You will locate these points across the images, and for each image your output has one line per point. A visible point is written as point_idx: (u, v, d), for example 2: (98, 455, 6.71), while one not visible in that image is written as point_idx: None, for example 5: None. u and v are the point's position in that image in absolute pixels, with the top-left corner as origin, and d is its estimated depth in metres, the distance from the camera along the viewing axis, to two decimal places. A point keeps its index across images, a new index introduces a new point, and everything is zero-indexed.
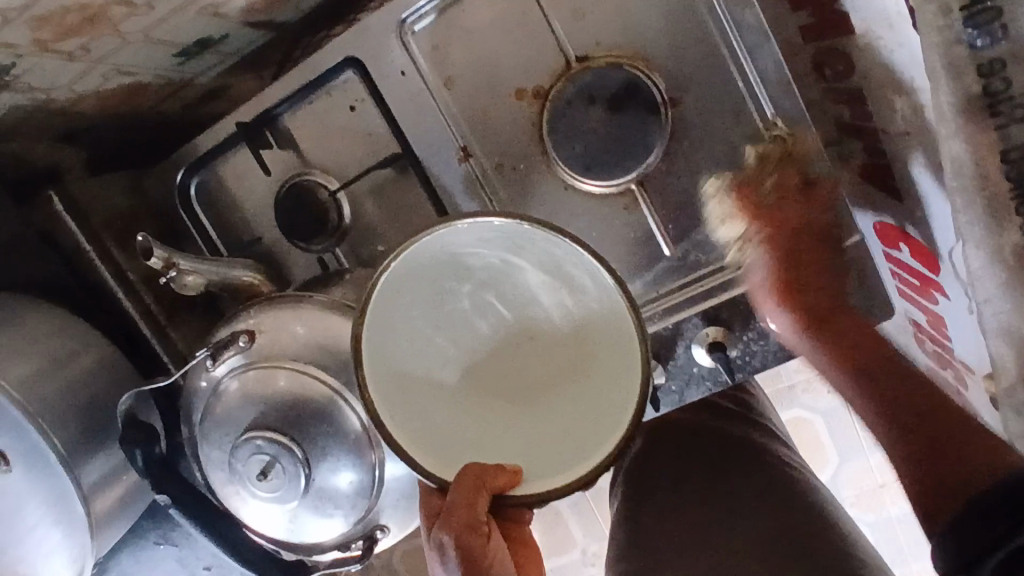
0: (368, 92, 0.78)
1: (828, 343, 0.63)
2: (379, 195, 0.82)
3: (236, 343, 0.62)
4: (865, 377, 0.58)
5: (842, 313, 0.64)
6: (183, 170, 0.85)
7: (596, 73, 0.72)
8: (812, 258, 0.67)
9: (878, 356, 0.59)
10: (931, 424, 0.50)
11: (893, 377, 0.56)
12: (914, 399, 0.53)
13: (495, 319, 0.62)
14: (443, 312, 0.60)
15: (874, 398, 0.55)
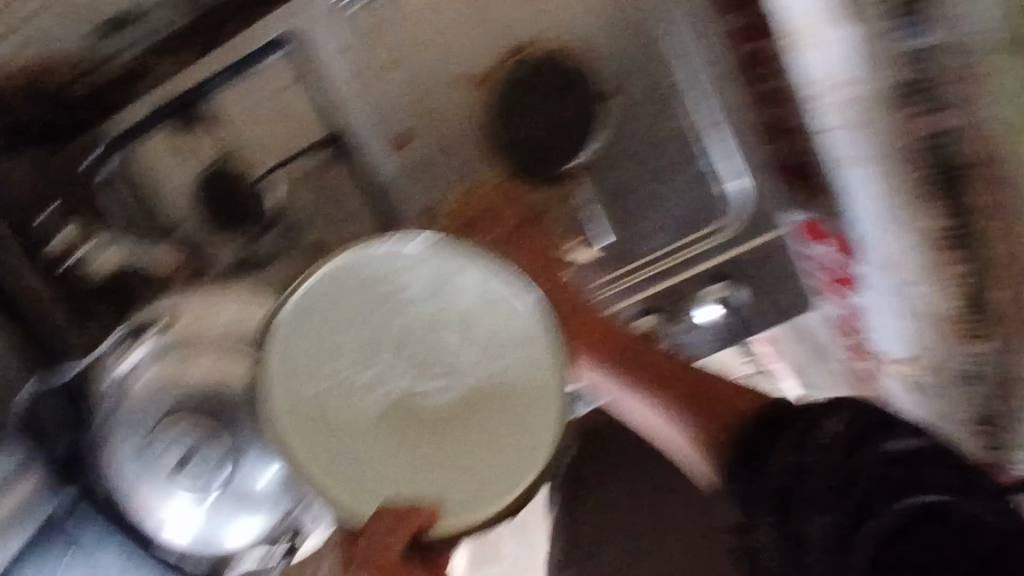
0: (296, 74, 0.75)
1: (612, 364, 0.63)
2: (306, 181, 0.77)
3: (156, 326, 0.58)
4: (684, 409, 0.62)
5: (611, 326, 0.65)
6: (97, 147, 0.77)
7: (533, 68, 0.75)
8: (587, 317, 0.64)
9: (685, 380, 0.64)
10: (678, 378, 0.63)
11: (666, 368, 0.64)
12: (707, 394, 0.62)
13: (395, 339, 0.49)
14: (345, 339, 0.49)
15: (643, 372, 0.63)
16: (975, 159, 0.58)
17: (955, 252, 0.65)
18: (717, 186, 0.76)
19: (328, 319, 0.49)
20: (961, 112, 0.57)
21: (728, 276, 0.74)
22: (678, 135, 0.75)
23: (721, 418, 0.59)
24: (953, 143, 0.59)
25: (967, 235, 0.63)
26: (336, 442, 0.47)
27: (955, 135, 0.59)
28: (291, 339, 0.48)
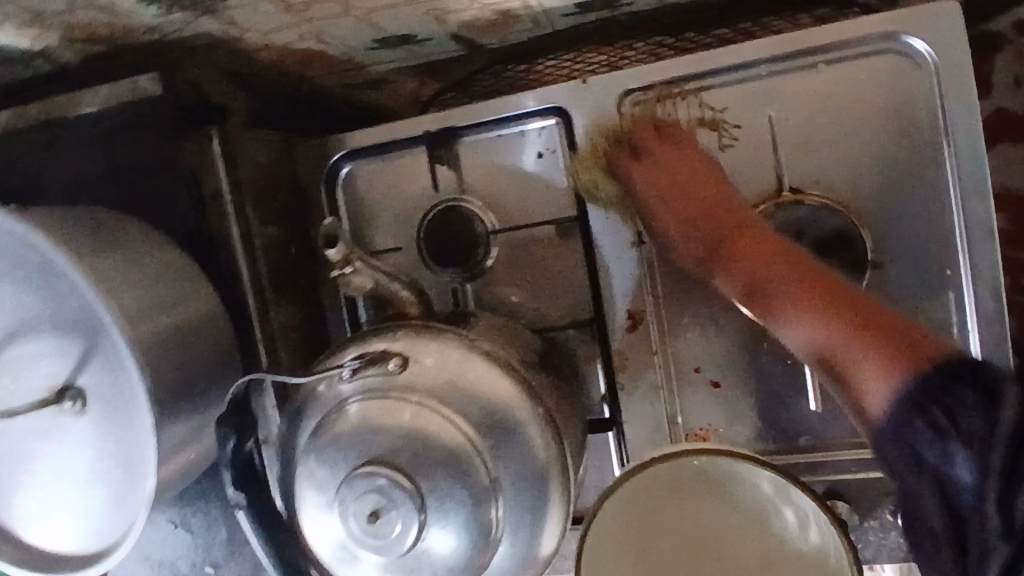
0: (562, 146, 0.75)
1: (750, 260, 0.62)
2: (529, 247, 0.77)
3: (386, 364, 0.56)
4: (831, 320, 0.54)
5: (742, 212, 0.66)
6: (341, 153, 0.80)
7: (806, 213, 0.68)
8: (695, 188, 0.68)
9: (848, 300, 0.54)
10: (846, 299, 0.54)
11: (837, 293, 0.55)
12: (846, 304, 0.54)
13: (691, 532, 0.59)
14: (648, 522, 0.59)
15: (808, 290, 0.56)
16: None
17: None
18: None
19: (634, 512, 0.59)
20: None
21: None
22: (927, 331, 0.69)
23: (862, 364, 0.51)
24: None
25: None
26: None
27: None
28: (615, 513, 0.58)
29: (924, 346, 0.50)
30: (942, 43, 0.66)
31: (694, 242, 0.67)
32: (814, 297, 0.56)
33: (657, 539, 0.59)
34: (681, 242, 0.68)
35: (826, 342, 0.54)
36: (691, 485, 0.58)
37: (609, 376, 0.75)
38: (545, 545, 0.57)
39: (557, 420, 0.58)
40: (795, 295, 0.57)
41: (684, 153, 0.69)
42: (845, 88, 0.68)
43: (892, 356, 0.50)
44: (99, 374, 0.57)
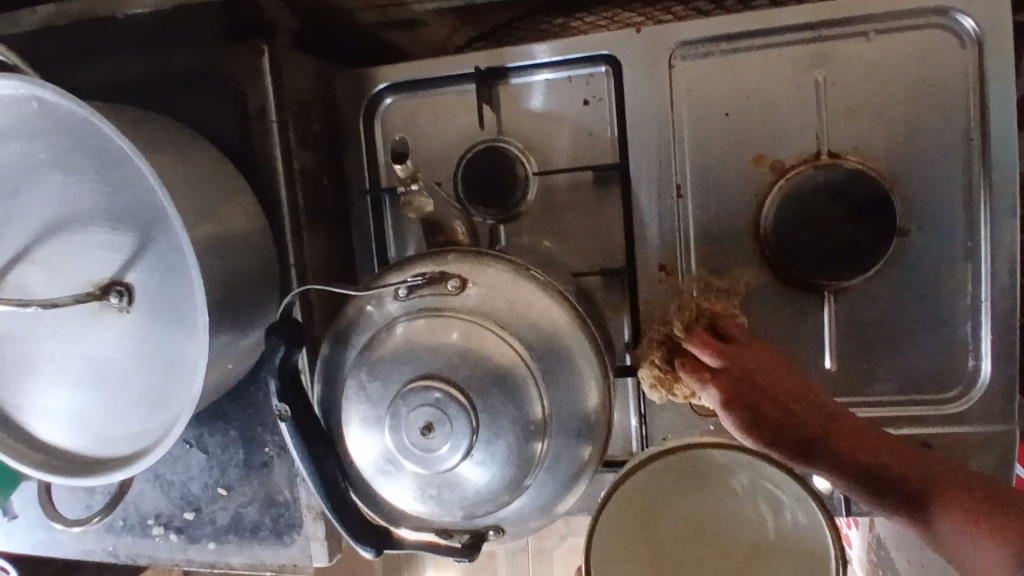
0: (610, 94, 0.76)
1: (787, 424, 0.60)
2: (568, 192, 0.78)
3: (444, 283, 0.57)
4: (873, 495, 0.57)
5: (795, 394, 0.62)
6: (385, 83, 0.80)
7: (844, 173, 0.70)
8: (779, 384, 0.63)
9: (883, 446, 0.58)
10: (912, 483, 0.56)
11: (853, 444, 0.58)
12: (954, 482, 0.55)
13: (697, 523, 0.57)
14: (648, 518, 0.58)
15: (851, 464, 0.58)
16: None
17: None
18: (968, 360, 0.73)
19: (637, 505, 0.58)
20: None
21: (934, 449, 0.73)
22: (944, 301, 0.72)
23: (945, 503, 0.54)
24: None
25: None
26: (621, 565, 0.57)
27: None
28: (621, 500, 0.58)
29: (1020, 504, 0.52)
30: (988, 23, 0.68)
31: (734, 415, 0.62)
32: (874, 468, 0.57)
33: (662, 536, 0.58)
34: (721, 413, 0.62)
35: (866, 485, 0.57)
36: (699, 475, 0.57)
37: (635, 324, 0.77)
38: (580, 473, 0.58)
39: (602, 350, 0.59)
40: (841, 451, 0.58)
41: (756, 356, 0.64)
42: (891, 57, 0.71)
43: (991, 520, 0.51)
44: (149, 272, 0.55)
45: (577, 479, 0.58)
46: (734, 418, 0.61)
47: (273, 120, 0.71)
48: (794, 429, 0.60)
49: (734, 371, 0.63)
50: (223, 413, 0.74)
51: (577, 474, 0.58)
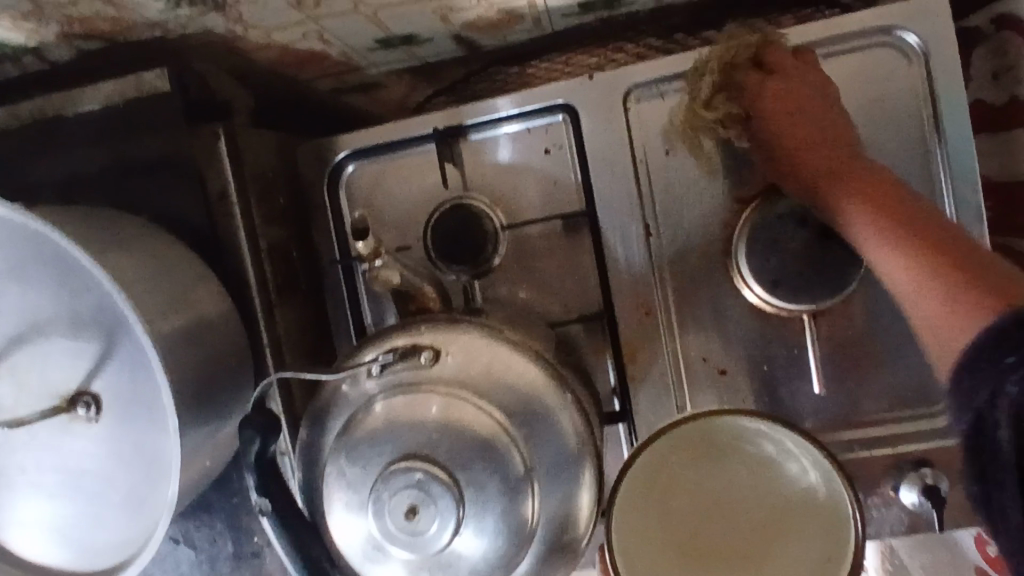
0: (570, 141, 0.76)
1: (896, 245, 0.53)
2: (538, 243, 0.78)
3: (416, 357, 0.56)
4: (975, 308, 0.46)
5: (798, 122, 0.64)
6: (346, 151, 0.80)
7: None
8: (787, 96, 0.65)
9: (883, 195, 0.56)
10: (954, 247, 0.50)
11: (933, 241, 0.51)
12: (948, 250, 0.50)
13: (713, 496, 0.58)
14: (671, 488, 0.57)
15: (881, 224, 0.55)
16: None
17: None
18: None
19: (659, 476, 0.57)
20: None
21: (932, 464, 0.73)
22: None
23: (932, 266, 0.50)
24: None
25: None
26: (648, 542, 0.56)
27: None
28: (644, 476, 0.56)
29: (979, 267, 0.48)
30: (934, 40, 0.70)
31: (795, 129, 0.64)
32: (908, 213, 0.54)
33: (678, 520, 0.57)
34: (884, 255, 0.54)
35: (881, 224, 0.55)
36: (715, 445, 0.57)
37: (620, 367, 0.76)
38: (579, 531, 0.57)
39: (582, 404, 0.58)
40: (858, 190, 0.58)
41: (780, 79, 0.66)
42: (842, 78, 0.72)
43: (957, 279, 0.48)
44: (116, 376, 0.55)
45: (576, 540, 0.57)
46: (853, 201, 0.58)
47: (235, 202, 0.70)
48: (930, 292, 0.49)
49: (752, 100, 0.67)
50: (208, 503, 0.72)
51: (576, 534, 0.57)
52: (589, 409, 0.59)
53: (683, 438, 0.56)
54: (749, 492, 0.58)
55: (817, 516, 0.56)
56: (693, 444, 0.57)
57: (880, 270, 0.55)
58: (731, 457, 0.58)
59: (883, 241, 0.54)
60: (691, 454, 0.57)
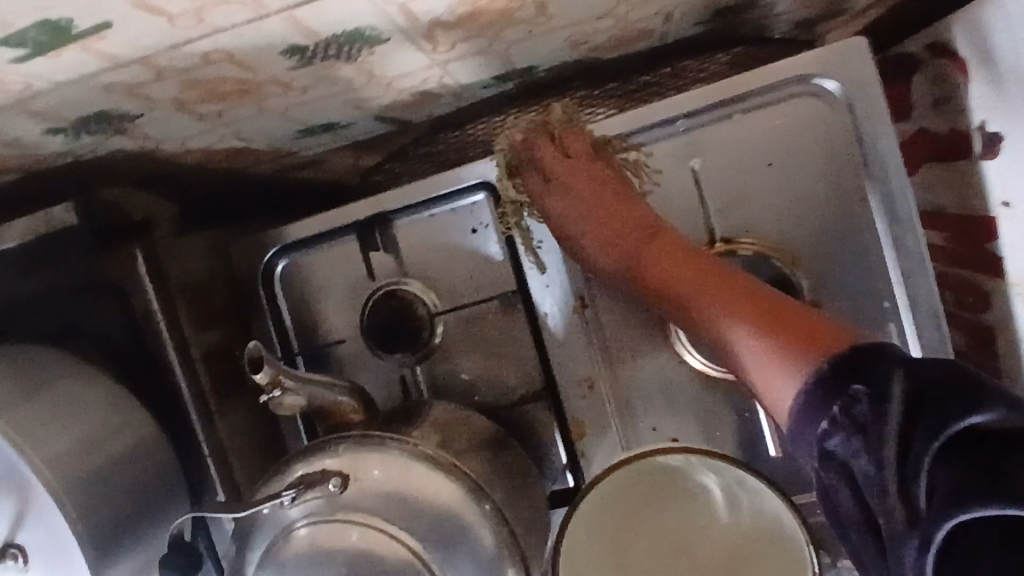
0: (495, 219, 0.75)
1: (745, 323, 0.59)
2: (475, 323, 0.77)
3: (327, 484, 0.55)
4: (798, 367, 0.53)
5: (630, 205, 0.71)
6: (275, 248, 0.79)
7: (740, 263, 0.69)
8: (599, 178, 0.72)
9: (694, 273, 0.65)
10: (773, 305, 0.59)
11: (810, 334, 0.54)
12: (778, 318, 0.57)
13: (668, 538, 0.54)
14: (622, 533, 0.55)
15: (719, 300, 0.62)
16: None
17: None
18: None
19: (606, 520, 0.54)
20: None
21: None
22: None
23: (778, 337, 0.56)
24: None
25: None
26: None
27: None
28: (590, 518, 0.54)
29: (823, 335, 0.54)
30: (855, 85, 0.67)
31: (619, 240, 0.70)
32: (730, 291, 0.62)
33: (632, 563, 0.54)
34: (742, 340, 0.58)
35: (724, 302, 0.61)
36: (663, 485, 0.55)
37: (568, 444, 0.74)
38: None
39: (501, 509, 0.59)
40: (713, 284, 0.63)
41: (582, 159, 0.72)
42: (765, 130, 0.69)
43: (800, 349, 0.54)
44: (37, 526, 0.55)
45: None
46: (729, 321, 0.61)
47: (160, 320, 0.70)
48: (770, 348, 0.56)
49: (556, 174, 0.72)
50: None
51: None
52: (511, 513, 0.61)
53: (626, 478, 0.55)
54: (704, 535, 0.54)
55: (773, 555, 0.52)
56: (637, 483, 0.55)
57: (733, 362, 0.61)
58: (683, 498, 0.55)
59: (739, 326, 0.59)
60: (638, 493, 0.55)
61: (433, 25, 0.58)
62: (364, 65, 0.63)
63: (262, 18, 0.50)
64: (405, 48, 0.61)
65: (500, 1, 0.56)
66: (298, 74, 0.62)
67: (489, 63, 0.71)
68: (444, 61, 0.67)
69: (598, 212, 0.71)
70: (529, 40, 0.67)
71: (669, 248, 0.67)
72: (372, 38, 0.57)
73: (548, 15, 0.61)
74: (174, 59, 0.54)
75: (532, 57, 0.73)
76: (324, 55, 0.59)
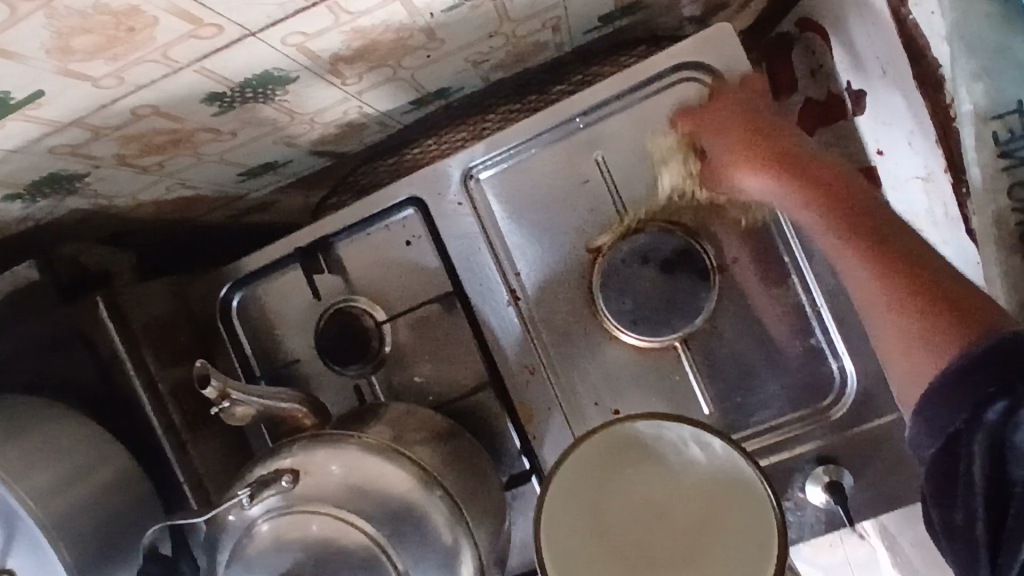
0: (425, 230, 0.81)
1: (866, 252, 0.60)
2: (423, 329, 0.83)
3: (280, 482, 0.60)
4: (949, 344, 0.52)
5: (779, 134, 0.70)
6: (229, 284, 0.86)
7: (647, 239, 0.75)
8: (725, 122, 0.72)
9: (865, 212, 0.63)
10: (914, 263, 0.58)
11: (928, 281, 0.56)
12: (920, 278, 0.57)
13: (644, 504, 0.57)
14: (598, 505, 0.57)
15: (825, 214, 0.64)
16: None
17: None
18: (832, 364, 0.75)
19: (583, 491, 0.58)
20: None
21: (830, 459, 0.74)
22: (790, 317, 0.75)
23: (906, 288, 0.57)
24: None
25: None
26: (581, 560, 0.56)
27: None
28: (565, 492, 0.58)
29: (973, 311, 0.53)
30: (726, 66, 0.75)
31: (726, 144, 0.71)
32: (871, 233, 0.61)
33: (610, 529, 0.57)
34: (856, 265, 0.61)
35: (844, 226, 0.63)
36: (635, 450, 0.59)
37: (519, 429, 0.80)
38: None
39: (449, 490, 0.65)
40: (821, 200, 0.65)
41: (725, 104, 0.73)
42: (656, 117, 0.76)
43: (948, 325, 0.53)
44: (25, 553, 0.62)
45: None
46: (821, 218, 0.65)
47: (126, 360, 0.75)
48: (906, 314, 0.56)
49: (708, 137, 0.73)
50: None
51: None
52: (462, 497, 0.66)
53: (596, 447, 0.59)
54: (675, 495, 0.57)
55: (732, 499, 0.56)
56: (610, 449, 0.59)
57: (857, 292, 0.62)
58: (653, 461, 0.58)
59: (866, 264, 0.60)
60: (611, 459, 0.59)
61: (336, 60, 0.65)
62: (282, 104, 0.70)
63: (176, 72, 0.57)
64: (316, 83, 0.68)
65: (389, 31, 0.63)
66: (223, 119, 0.68)
67: (402, 89, 0.78)
68: (358, 92, 0.74)
69: (742, 133, 0.70)
70: (431, 64, 0.74)
71: (755, 151, 0.69)
72: (281, 78, 0.64)
73: (439, 39, 0.68)
74: (106, 118, 0.61)
75: (439, 80, 0.80)
76: (242, 98, 0.65)
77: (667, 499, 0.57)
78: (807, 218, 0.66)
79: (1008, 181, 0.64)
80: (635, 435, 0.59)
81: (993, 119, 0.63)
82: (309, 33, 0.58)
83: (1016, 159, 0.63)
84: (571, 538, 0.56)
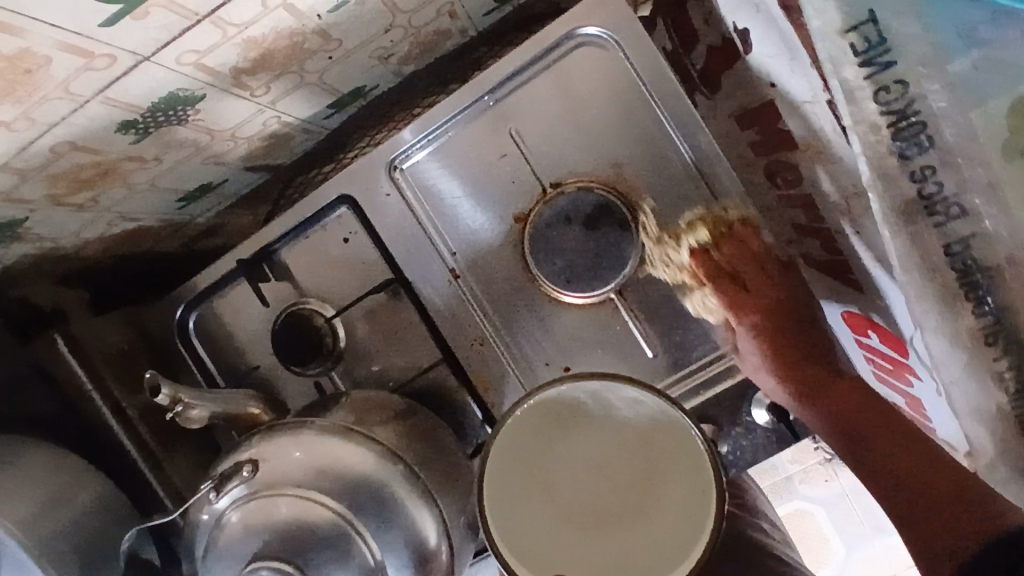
0: (360, 225, 0.84)
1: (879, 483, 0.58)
2: (373, 319, 0.86)
3: (241, 472, 0.65)
4: (943, 541, 0.51)
5: (813, 337, 0.72)
6: (182, 306, 0.89)
7: (568, 198, 0.79)
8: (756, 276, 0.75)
9: (875, 414, 0.63)
10: (933, 474, 0.55)
11: (944, 484, 0.54)
12: (931, 468, 0.56)
13: (587, 461, 0.61)
14: (541, 467, 0.61)
15: (838, 432, 0.63)
16: (995, 263, 0.56)
17: (997, 352, 0.56)
18: None
19: (527, 457, 0.61)
20: (967, 222, 0.56)
21: None
22: None
23: (934, 490, 0.54)
24: (971, 250, 0.56)
25: (1003, 330, 0.56)
26: (531, 524, 0.59)
27: (969, 243, 0.56)
28: (508, 460, 0.60)
29: (986, 513, 0.50)
30: (613, 25, 0.78)
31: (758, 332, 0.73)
32: (885, 463, 0.58)
33: (559, 492, 0.60)
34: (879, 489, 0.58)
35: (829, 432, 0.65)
36: (569, 415, 0.62)
37: (477, 399, 0.83)
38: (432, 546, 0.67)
39: (407, 462, 0.68)
40: (835, 413, 0.65)
41: (742, 257, 0.76)
42: (558, 83, 0.80)
43: (951, 517, 0.52)
44: None
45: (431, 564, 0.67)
46: (825, 420, 0.65)
47: (93, 394, 0.80)
48: (892, 486, 0.57)
49: (742, 235, 0.77)
50: None
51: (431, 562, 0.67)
52: (423, 471, 0.68)
53: (535, 412, 0.62)
54: (612, 450, 0.61)
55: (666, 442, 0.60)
56: (546, 416, 0.61)
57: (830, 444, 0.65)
58: (586, 420, 0.62)
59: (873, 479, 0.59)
60: (549, 426, 0.61)
61: (238, 73, 0.68)
62: (198, 123, 0.73)
63: (82, 106, 0.60)
64: (226, 99, 0.71)
65: (282, 38, 0.66)
66: (142, 146, 0.71)
67: (314, 94, 0.81)
68: (271, 102, 0.77)
69: (755, 313, 0.74)
70: (337, 65, 0.77)
71: (787, 356, 0.71)
72: (188, 98, 0.67)
73: (335, 39, 0.71)
74: (27, 160, 0.63)
75: (349, 80, 0.83)
76: (155, 123, 0.68)
77: (607, 455, 0.61)
78: (808, 407, 0.68)
79: (869, 94, 0.57)
80: (566, 401, 0.62)
81: (847, 31, 0.57)
82: (202, 50, 0.61)
83: (876, 67, 0.57)
84: (520, 503, 0.59)
